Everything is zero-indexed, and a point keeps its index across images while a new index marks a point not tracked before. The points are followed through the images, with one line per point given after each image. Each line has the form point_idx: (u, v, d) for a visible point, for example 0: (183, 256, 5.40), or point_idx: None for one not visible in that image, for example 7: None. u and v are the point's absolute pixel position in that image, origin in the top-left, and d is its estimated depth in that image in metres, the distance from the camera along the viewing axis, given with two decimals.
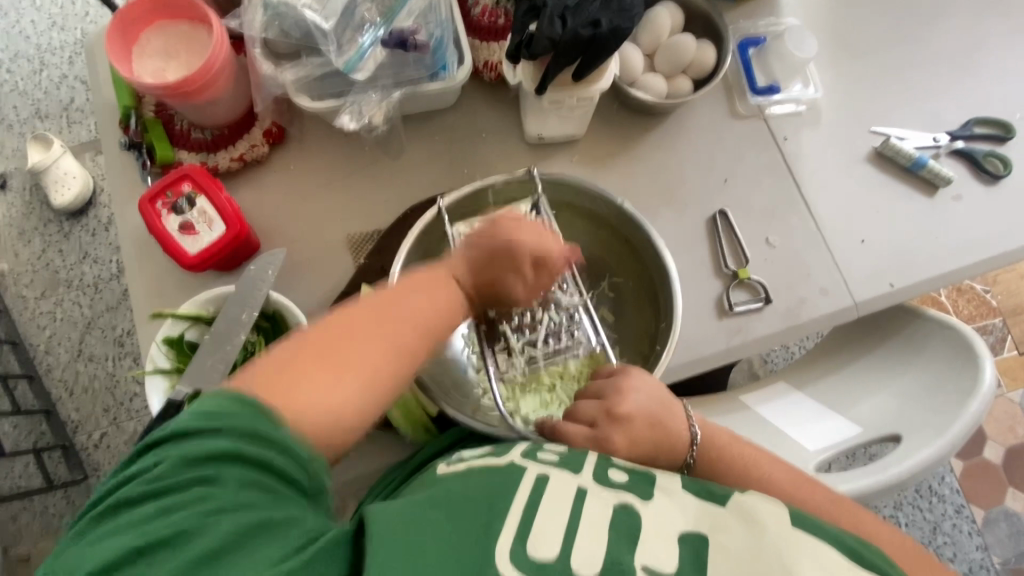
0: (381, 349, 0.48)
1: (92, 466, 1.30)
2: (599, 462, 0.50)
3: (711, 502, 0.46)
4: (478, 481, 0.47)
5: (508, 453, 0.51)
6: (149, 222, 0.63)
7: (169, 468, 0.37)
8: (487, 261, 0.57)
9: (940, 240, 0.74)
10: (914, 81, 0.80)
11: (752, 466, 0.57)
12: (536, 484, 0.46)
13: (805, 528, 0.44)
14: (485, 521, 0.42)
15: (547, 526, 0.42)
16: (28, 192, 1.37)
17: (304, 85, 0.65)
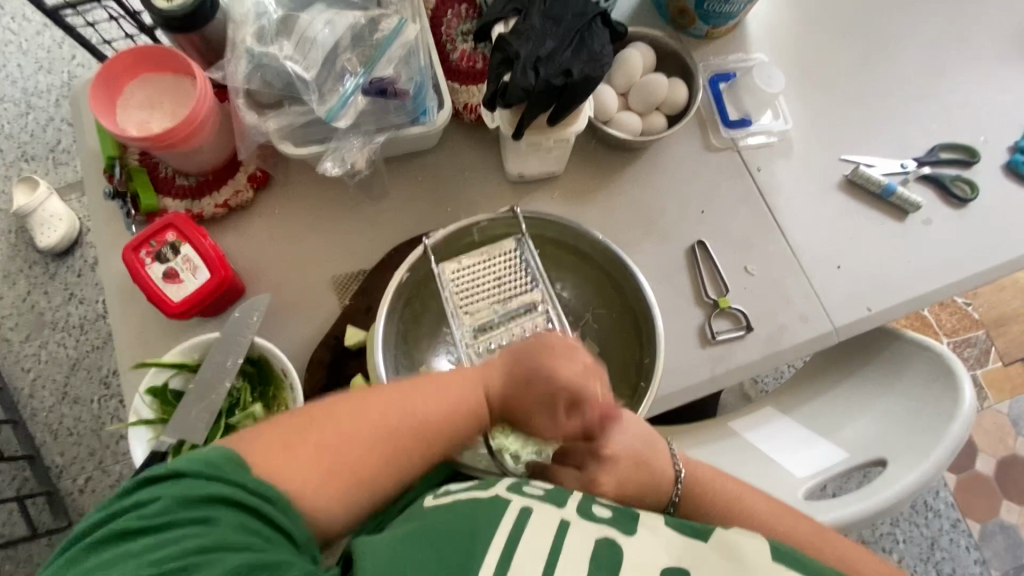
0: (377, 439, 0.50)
1: (77, 512, 1.27)
2: (582, 500, 0.51)
3: (693, 538, 0.47)
4: (463, 513, 0.47)
5: (491, 486, 0.51)
6: (133, 270, 0.63)
7: (170, 505, 0.40)
8: (520, 381, 0.55)
9: (913, 264, 0.76)
10: (880, 111, 0.83)
11: (739, 502, 0.57)
12: (520, 517, 0.46)
13: (784, 561, 0.44)
14: (466, 555, 0.43)
15: (529, 562, 0.42)
16: (13, 235, 1.37)
17: (287, 133, 0.66)
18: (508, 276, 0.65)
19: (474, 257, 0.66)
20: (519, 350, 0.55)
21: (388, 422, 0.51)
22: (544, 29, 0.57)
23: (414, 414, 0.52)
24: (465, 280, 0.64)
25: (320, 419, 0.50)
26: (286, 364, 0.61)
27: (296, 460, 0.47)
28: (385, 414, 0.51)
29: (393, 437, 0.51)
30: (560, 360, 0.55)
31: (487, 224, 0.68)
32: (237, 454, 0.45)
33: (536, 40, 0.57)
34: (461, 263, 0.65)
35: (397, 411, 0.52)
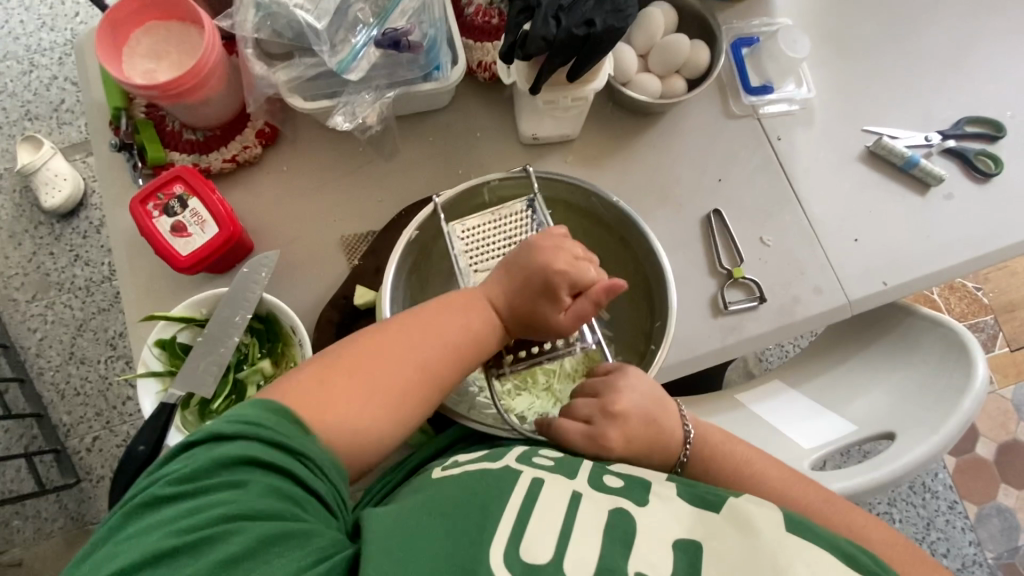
0: (404, 360, 0.51)
1: (85, 470, 1.29)
2: (593, 469, 0.52)
3: (705, 509, 0.47)
4: (474, 482, 0.47)
5: (503, 456, 0.52)
6: (140, 222, 0.62)
7: (202, 469, 0.40)
8: (521, 287, 0.55)
9: (931, 240, 0.75)
10: (906, 81, 0.80)
11: (746, 473, 0.57)
12: (531, 486, 0.47)
13: (800, 533, 0.44)
14: (479, 521, 0.43)
15: (540, 533, 0.43)
16: (18, 194, 1.36)
17: (297, 86, 0.65)
18: (521, 238, 0.64)
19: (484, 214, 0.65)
20: (509, 258, 0.57)
21: (407, 345, 0.52)
22: None
23: (426, 341, 0.53)
24: (475, 239, 0.64)
25: (347, 357, 0.50)
26: (295, 321, 0.60)
27: (328, 390, 0.48)
28: (408, 334, 0.53)
29: (415, 362, 0.51)
30: (548, 250, 0.56)
31: (499, 184, 0.66)
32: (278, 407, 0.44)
33: None
34: (471, 223, 0.64)
35: (418, 332, 0.53)
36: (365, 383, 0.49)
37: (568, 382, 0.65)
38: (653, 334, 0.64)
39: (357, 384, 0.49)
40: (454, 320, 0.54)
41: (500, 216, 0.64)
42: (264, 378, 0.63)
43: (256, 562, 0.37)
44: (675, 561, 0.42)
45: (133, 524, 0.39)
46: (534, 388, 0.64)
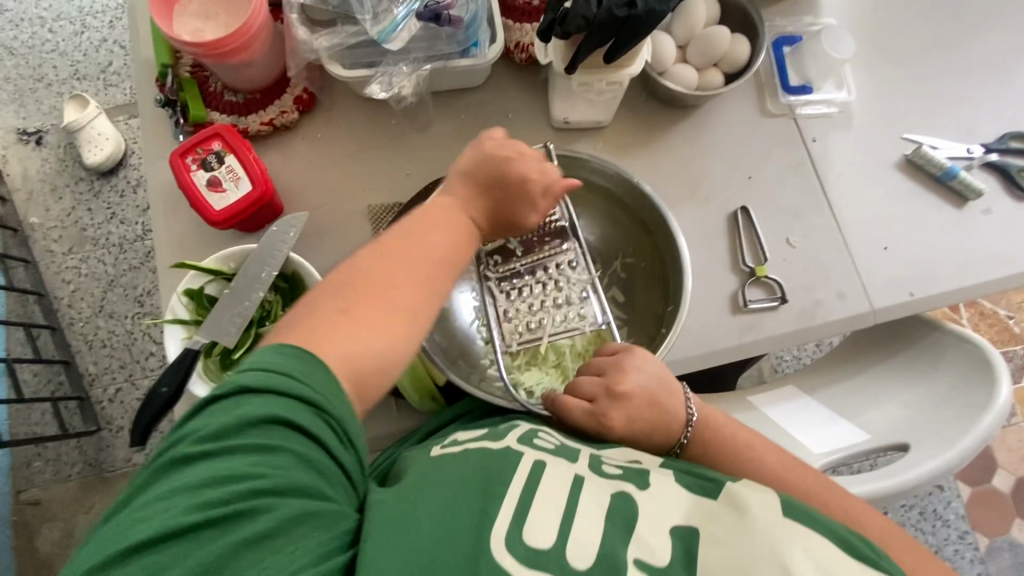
0: (420, 271, 0.51)
1: (106, 420, 1.34)
2: (592, 458, 0.51)
3: (703, 496, 0.46)
4: (475, 461, 0.47)
5: (503, 436, 0.52)
6: (178, 175, 0.64)
7: (229, 429, 0.38)
8: (490, 191, 0.59)
9: (965, 254, 0.73)
10: (951, 91, 0.78)
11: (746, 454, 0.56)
12: (533, 469, 0.46)
13: (800, 519, 0.43)
14: (481, 504, 0.43)
15: (542, 514, 0.43)
16: (62, 150, 1.41)
17: (337, 53, 0.66)
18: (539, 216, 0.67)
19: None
20: (471, 167, 0.59)
21: (407, 259, 0.51)
22: None
23: (422, 257, 0.52)
24: None
25: (358, 281, 0.48)
26: (319, 282, 0.62)
27: (342, 322, 0.46)
28: (410, 252, 0.51)
29: (423, 278, 0.51)
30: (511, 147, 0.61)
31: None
32: (309, 355, 0.42)
33: None
34: None
35: (412, 242, 0.52)
36: (389, 308, 0.48)
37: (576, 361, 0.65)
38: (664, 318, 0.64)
39: (378, 312, 0.47)
40: (446, 226, 0.55)
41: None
42: None
43: (280, 541, 0.37)
44: (673, 550, 0.42)
45: (157, 486, 0.37)
46: (543, 365, 0.65)
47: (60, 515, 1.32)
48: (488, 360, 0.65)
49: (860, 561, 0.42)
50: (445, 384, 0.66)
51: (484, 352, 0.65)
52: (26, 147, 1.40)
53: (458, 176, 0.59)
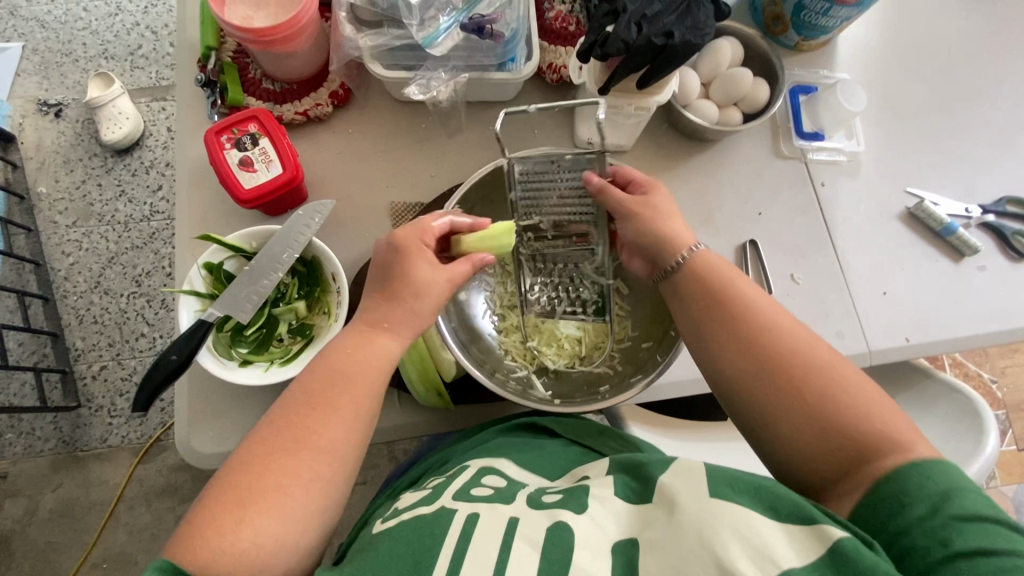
0: (311, 455, 0.48)
1: (87, 397, 1.32)
2: (533, 492, 0.53)
3: (638, 501, 0.49)
4: (409, 526, 0.48)
5: (439, 494, 0.53)
6: (211, 151, 0.65)
7: None
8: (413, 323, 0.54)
9: (958, 306, 0.76)
10: (953, 152, 0.82)
11: (738, 302, 0.55)
12: (465, 523, 0.47)
13: (721, 496, 0.45)
14: (411, 567, 0.44)
15: (477, 561, 0.43)
16: (81, 124, 1.41)
17: (379, 54, 0.69)
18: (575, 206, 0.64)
19: (540, 179, 0.63)
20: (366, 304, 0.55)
21: (301, 442, 0.48)
22: None
23: (321, 433, 0.49)
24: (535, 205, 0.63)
25: (249, 478, 0.46)
26: (337, 268, 0.63)
27: (225, 530, 0.44)
28: (302, 435, 0.48)
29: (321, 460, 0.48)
30: (411, 237, 0.55)
31: (563, 164, 0.62)
32: (170, 566, 0.40)
33: None
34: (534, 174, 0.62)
35: (309, 425, 0.49)
36: (276, 506, 0.45)
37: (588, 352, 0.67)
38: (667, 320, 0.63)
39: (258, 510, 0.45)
40: (345, 400, 0.50)
41: (558, 190, 0.63)
42: (296, 319, 0.66)
43: None
44: (613, 566, 0.44)
45: None
46: (556, 351, 0.67)
47: (24, 490, 1.28)
48: (506, 351, 0.67)
49: (781, 522, 0.42)
50: (453, 380, 0.67)
51: (501, 344, 0.67)
52: (45, 117, 1.41)
53: (355, 333, 0.54)
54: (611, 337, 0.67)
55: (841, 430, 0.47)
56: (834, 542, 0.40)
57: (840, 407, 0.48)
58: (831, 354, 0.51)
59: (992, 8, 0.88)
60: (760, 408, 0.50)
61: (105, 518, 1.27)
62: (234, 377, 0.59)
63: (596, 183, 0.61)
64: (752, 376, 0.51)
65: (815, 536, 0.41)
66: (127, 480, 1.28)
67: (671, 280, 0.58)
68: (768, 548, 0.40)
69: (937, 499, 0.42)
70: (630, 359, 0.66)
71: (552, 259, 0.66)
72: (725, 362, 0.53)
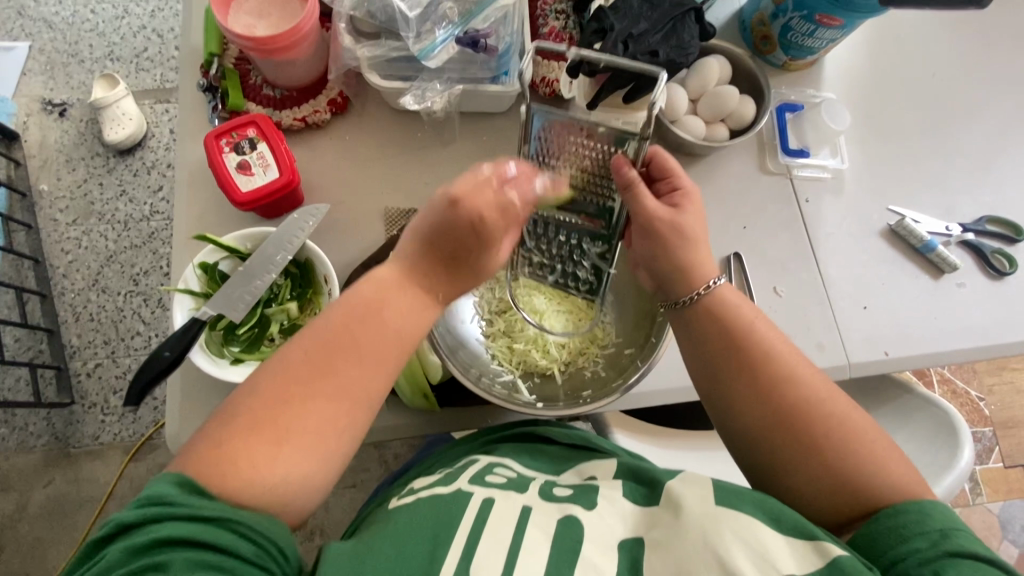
0: (338, 400, 0.49)
1: (80, 394, 1.32)
2: (544, 484, 0.56)
3: (648, 505, 0.52)
4: (424, 511, 0.51)
5: (456, 478, 0.56)
6: (211, 155, 0.67)
7: (118, 558, 0.40)
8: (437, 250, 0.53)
9: (937, 322, 0.77)
10: (935, 172, 0.85)
11: (755, 345, 0.54)
12: (481, 506, 0.51)
13: (727, 503, 0.48)
14: (429, 550, 0.47)
15: (490, 550, 0.46)
16: (84, 124, 1.43)
17: (377, 64, 0.71)
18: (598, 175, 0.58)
19: (561, 147, 0.57)
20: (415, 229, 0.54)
21: (325, 373, 0.49)
22: (640, 10, 0.60)
23: (344, 367, 0.50)
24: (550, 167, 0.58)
25: (268, 411, 0.47)
26: (329, 271, 0.65)
27: (244, 455, 0.45)
28: (325, 383, 0.49)
29: (342, 391, 0.49)
30: (472, 200, 0.52)
31: (591, 139, 0.54)
32: (185, 480, 0.43)
33: (631, 18, 0.60)
34: (556, 130, 0.55)
35: (327, 357, 0.49)
36: (297, 433, 0.47)
37: (570, 356, 0.68)
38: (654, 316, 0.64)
39: (274, 439, 0.46)
40: (365, 335, 0.51)
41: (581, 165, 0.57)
42: (288, 319, 0.67)
43: None
44: (619, 562, 0.46)
45: None
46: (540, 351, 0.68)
47: (15, 486, 1.29)
48: (492, 355, 0.68)
49: (784, 533, 0.46)
50: (440, 383, 0.68)
51: (488, 348, 0.69)
52: (48, 116, 1.43)
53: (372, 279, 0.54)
54: (594, 341, 0.69)
55: (850, 476, 0.49)
56: (833, 558, 0.43)
57: (851, 463, 0.50)
58: (841, 398, 0.53)
59: (975, 34, 0.91)
60: (773, 453, 0.52)
61: (95, 515, 1.27)
62: (223, 376, 0.60)
63: (626, 172, 0.54)
64: (769, 424, 0.52)
65: (814, 550, 0.45)
66: (118, 477, 1.29)
67: (684, 315, 0.58)
68: (769, 554, 0.44)
69: (936, 535, 0.45)
70: (613, 363, 0.68)
71: (554, 229, 0.63)
72: (741, 406, 0.54)
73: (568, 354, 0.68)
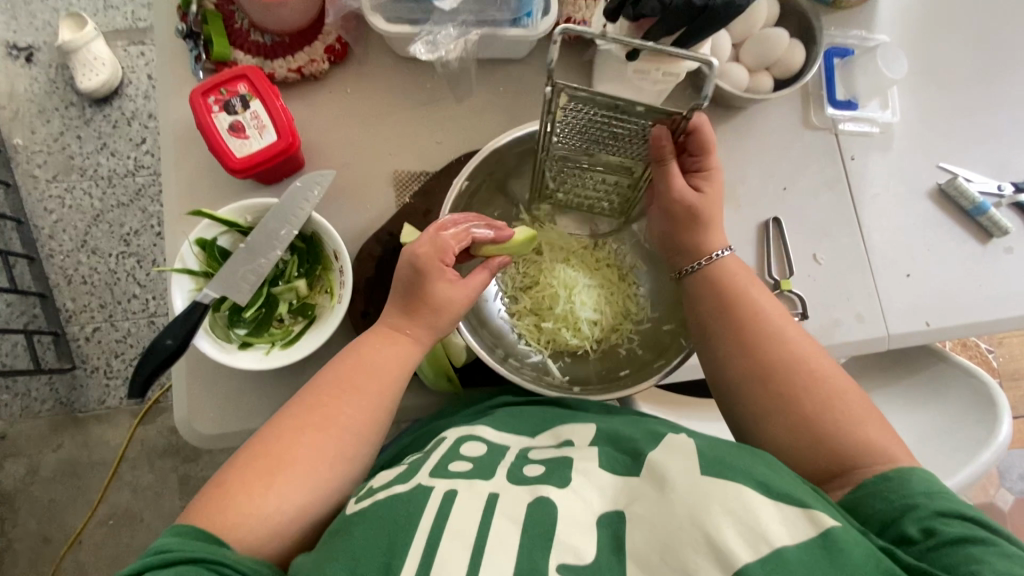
0: (326, 448, 0.49)
1: (81, 358, 1.29)
2: (514, 462, 0.51)
3: (628, 473, 0.47)
4: (381, 507, 0.46)
5: (416, 472, 0.50)
6: (199, 116, 0.60)
7: None
8: (413, 308, 0.53)
9: (982, 289, 0.73)
10: (991, 126, 0.78)
11: (746, 308, 0.54)
12: (444, 499, 0.45)
13: (714, 474, 0.44)
14: (384, 560, 0.42)
15: (455, 546, 0.42)
16: (55, 70, 1.31)
17: (380, 6, 0.62)
18: (626, 147, 0.54)
19: (592, 121, 0.51)
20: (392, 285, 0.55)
21: (324, 428, 0.49)
22: None
23: (329, 440, 0.49)
24: (571, 139, 0.54)
25: (260, 453, 0.47)
26: (339, 245, 0.59)
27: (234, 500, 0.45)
28: (313, 431, 0.49)
29: (326, 458, 0.48)
30: (437, 278, 0.52)
31: (630, 118, 0.50)
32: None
33: None
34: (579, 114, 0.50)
35: (327, 405, 0.50)
36: (279, 487, 0.46)
37: (609, 337, 0.65)
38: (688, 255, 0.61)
39: (263, 478, 0.46)
40: (348, 423, 0.50)
41: (614, 140, 0.53)
42: (297, 298, 0.63)
43: None
44: (599, 540, 0.43)
45: None
46: (578, 332, 0.64)
47: (25, 451, 1.28)
48: (518, 334, 0.65)
49: (774, 501, 0.42)
50: (463, 365, 0.65)
51: (515, 329, 0.65)
52: (16, 63, 1.31)
53: (372, 335, 0.54)
54: (628, 318, 0.66)
55: (826, 438, 0.48)
56: (824, 530, 0.40)
57: (836, 431, 0.48)
58: (834, 369, 0.52)
59: None
60: (751, 407, 0.52)
61: (108, 478, 1.27)
62: (233, 362, 0.56)
63: (664, 147, 0.54)
64: (747, 380, 0.52)
65: (805, 518, 0.41)
66: (128, 441, 1.28)
67: (688, 283, 0.58)
68: (762, 526, 0.40)
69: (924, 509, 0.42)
70: (650, 343, 0.64)
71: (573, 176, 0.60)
72: (729, 361, 0.53)
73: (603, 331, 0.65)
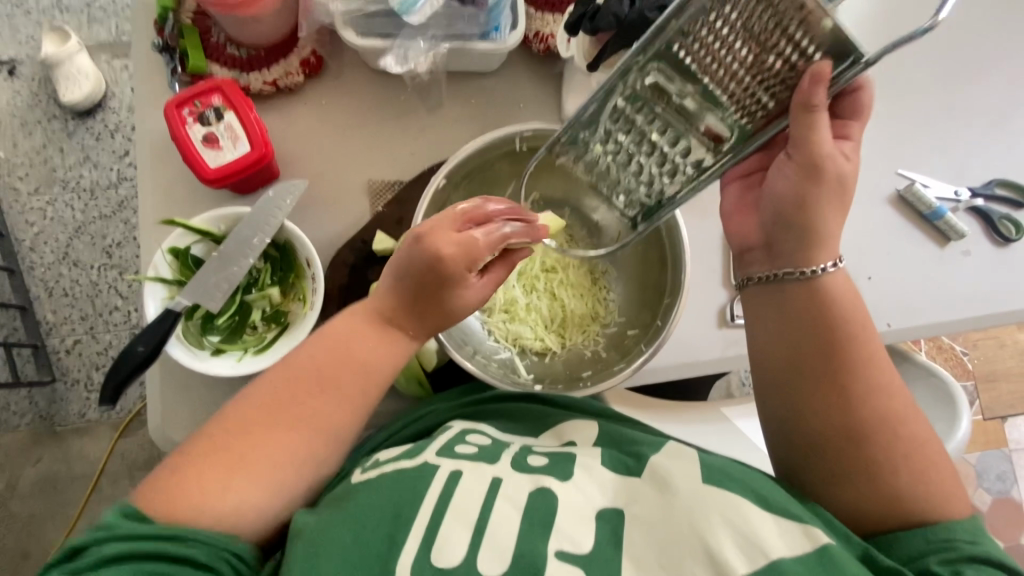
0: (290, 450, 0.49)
1: (61, 371, 1.28)
2: (519, 453, 0.53)
3: (627, 474, 0.49)
4: (387, 487, 0.48)
5: (423, 451, 0.52)
6: (173, 128, 0.61)
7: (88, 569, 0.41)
8: (418, 306, 0.53)
9: (942, 292, 0.76)
10: (946, 134, 0.81)
11: (851, 343, 0.51)
12: (449, 479, 0.48)
13: (717, 484, 0.46)
14: (390, 532, 0.44)
15: (447, 541, 0.43)
16: (37, 84, 1.32)
17: (353, 20, 0.64)
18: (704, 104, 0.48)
19: (754, 18, 0.39)
20: (401, 263, 0.52)
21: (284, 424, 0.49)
22: None
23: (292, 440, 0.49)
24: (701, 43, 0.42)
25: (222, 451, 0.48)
26: (311, 254, 0.60)
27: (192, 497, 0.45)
28: (279, 426, 0.49)
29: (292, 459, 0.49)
30: (455, 282, 0.52)
31: (784, 48, 0.40)
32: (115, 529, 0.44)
33: None
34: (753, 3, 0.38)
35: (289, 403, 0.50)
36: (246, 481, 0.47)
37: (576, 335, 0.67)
38: (670, 264, 0.62)
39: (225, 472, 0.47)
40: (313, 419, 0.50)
41: (765, 69, 0.42)
42: (270, 305, 0.64)
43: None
44: (597, 534, 0.44)
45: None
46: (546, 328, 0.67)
47: (5, 464, 1.27)
48: (489, 331, 0.67)
49: (773, 513, 0.43)
50: (433, 370, 0.67)
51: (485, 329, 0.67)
52: None
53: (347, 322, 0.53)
54: (596, 319, 0.68)
55: (899, 488, 0.48)
56: (822, 545, 0.41)
57: (909, 481, 0.48)
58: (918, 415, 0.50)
59: None
60: (834, 450, 0.50)
61: (89, 491, 1.26)
62: (206, 368, 0.57)
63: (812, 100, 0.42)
64: (830, 419, 0.50)
65: (803, 533, 0.42)
66: (110, 453, 1.27)
67: (778, 297, 0.53)
68: (757, 536, 0.41)
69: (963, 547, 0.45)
70: (615, 343, 0.66)
71: (648, 111, 0.49)
72: (816, 400, 0.51)
73: (569, 330, 0.67)
